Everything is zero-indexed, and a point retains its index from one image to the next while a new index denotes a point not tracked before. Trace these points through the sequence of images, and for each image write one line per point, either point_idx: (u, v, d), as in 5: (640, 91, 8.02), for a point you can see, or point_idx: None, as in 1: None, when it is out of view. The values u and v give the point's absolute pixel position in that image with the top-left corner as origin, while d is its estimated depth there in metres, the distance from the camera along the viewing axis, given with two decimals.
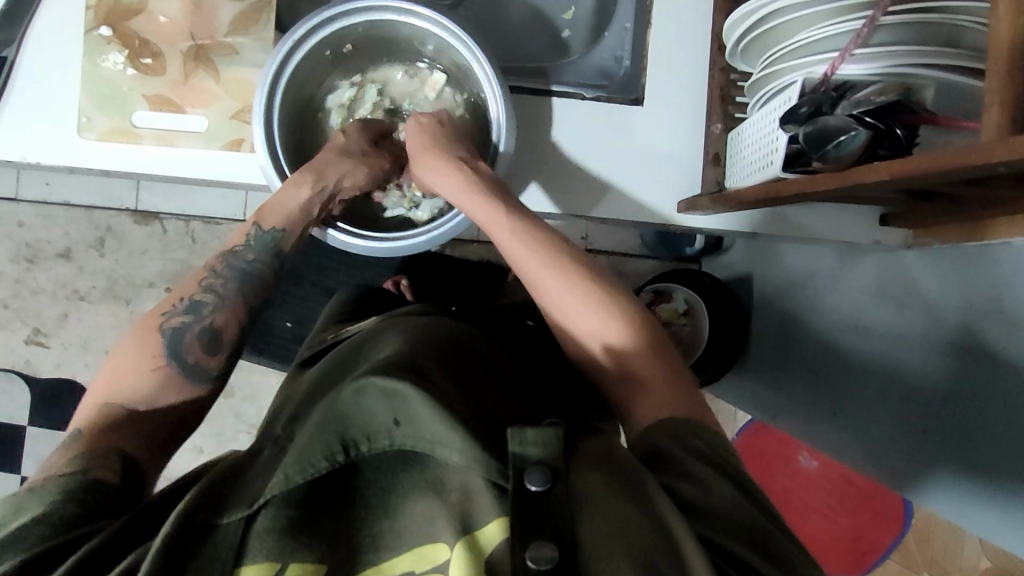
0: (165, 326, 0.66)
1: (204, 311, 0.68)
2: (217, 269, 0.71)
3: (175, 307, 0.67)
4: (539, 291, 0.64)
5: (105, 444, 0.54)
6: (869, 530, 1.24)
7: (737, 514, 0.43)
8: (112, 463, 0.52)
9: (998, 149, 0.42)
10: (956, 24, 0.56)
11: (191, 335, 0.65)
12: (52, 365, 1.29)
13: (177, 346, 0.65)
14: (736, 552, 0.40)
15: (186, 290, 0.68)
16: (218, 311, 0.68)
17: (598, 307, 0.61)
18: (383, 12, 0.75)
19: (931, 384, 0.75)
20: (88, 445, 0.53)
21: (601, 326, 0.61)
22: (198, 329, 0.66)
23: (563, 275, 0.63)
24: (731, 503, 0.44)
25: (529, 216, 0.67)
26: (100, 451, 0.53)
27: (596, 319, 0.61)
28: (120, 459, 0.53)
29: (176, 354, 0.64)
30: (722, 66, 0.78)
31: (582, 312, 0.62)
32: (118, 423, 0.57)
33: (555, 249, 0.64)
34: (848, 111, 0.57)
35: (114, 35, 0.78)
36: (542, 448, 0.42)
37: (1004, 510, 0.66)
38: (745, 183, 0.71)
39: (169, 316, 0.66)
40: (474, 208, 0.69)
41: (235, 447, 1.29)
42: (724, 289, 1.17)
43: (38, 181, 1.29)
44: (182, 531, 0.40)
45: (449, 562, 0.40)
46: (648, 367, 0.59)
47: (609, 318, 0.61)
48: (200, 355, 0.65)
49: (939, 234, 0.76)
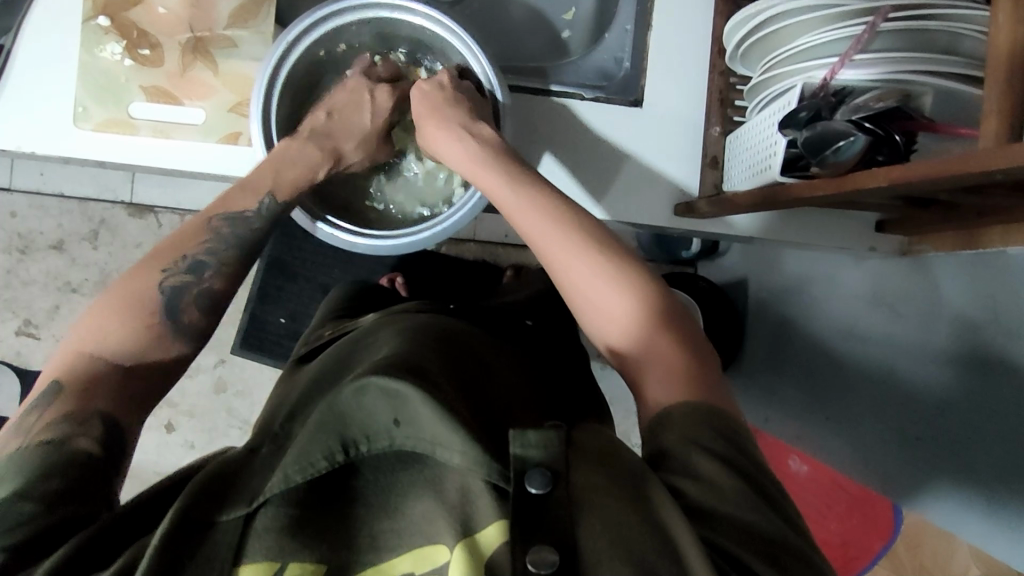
0: (163, 283, 0.63)
1: (205, 274, 0.66)
2: (218, 229, 0.69)
3: (176, 265, 0.65)
4: (546, 258, 0.64)
5: (87, 404, 0.52)
6: (858, 537, 1.25)
7: (745, 518, 0.42)
8: (94, 426, 0.51)
9: (992, 158, 0.42)
10: (954, 32, 0.56)
11: (190, 297, 0.64)
12: (42, 357, 1.28)
13: (173, 305, 0.63)
14: (743, 560, 0.40)
15: (189, 247, 0.67)
16: (218, 276, 0.67)
17: (609, 282, 0.60)
18: (378, 9, 0.75)
19: (925, 393, 0.75)
20: (71, 406, 0.51)
21: (620, 300, 0.59)
22: (196, 291, 0.65)
23: (583, 251, 0.62)
24: (738, 504, 0.43)
25: (549, 192, 0.66)
26: (84, 414, 0.51)
27: (615, 296, 0.60)
28: (102, 420, 0.51)
29: (171, 313, 0.62)
30: (722, 69, 0.78)
31: (600, 290, 0.60)
32: (102, 378, 0.55)
33: (566, 216, 0.64)
34: (847, 116, 0.57)
35: (112, 25, 0.77)
36: (542, 451, 0.42)
37: (998, 518, 0.67)
38: (744, 184, 0.70)
39: (168, 275, 0.64)
40: (486, 180, 0.69)
41: (226, 443, 1.28)
42: (719, 293, 1.18)
43: (33, 172, 1.28)
44: (181, 522, 0.40)
45: (449, 563, 0.39)
46: (670, 355, 0.56)
47: (626, 294, 0.60)
48: (195, 317, 0.63)
49: (935, 241, 0.77)
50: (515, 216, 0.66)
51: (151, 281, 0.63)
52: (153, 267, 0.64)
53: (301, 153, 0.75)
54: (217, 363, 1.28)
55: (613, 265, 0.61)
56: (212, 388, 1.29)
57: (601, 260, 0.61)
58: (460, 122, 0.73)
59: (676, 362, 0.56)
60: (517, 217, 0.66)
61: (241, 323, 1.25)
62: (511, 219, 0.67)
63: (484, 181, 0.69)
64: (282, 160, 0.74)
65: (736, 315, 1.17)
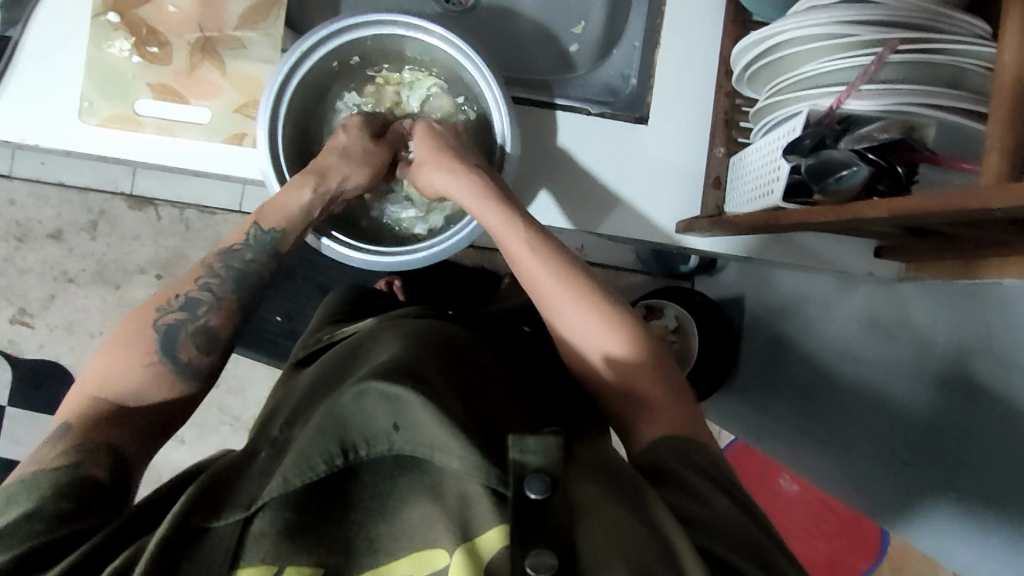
0: (157, 322, 0.63)
1: (200, 310, 0.65)
2: (212, 266, 0.69)
3: (169, 304, 0.65)
4: (534, 286, 0.64)
5: (94, 437, 0.53)
6: (845, 557, 1.24)
7: (733, 529, 0.43)
8: (103, 455, 0.51)
9: (991, 196, 0.43)
10: (960, 66, 0.57)
11: (185, 337, 0.63)
12: (35, 346, 1.28)
13: (171, 344, 0.62)
14: (736, 565, 0.39)
15: (182, 287, 0.66)
16: (214, 313, 0.66)
17: (593, 307, 0.62)
18: (393, 27, 0.75)
19: (914, 415, 0.75)
20: (80, 437, 0.52)
21: (600, 331, 0.61)
22: (192, 328, 0.64)
23: (568, 287, 0.63)
24: (732, 517, 0.44)
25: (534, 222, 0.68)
26: (91, 443, 0.52)
27: (594, 321, 0.61)
28: (110, 451, 0.52)
29: (168, 353, 0.62)
30: (728, 91, 0.80)
31: (585, 324, 0.61)
32: (109, 418, 0.56)
33: (552, 244, 0.66)
34: (851, 146, 0.58)
35: (121, 22, 0.77)
36: (543, 458, 0.40)
37: (986, 543, 0.67)
38: (747, 208, 0.70)
39: (164, 313, 0.64)
40: (479, 209, 0.69)
41: (216, 440, 1.28)
42: (714, 307, 1.17)
43: (34, 160, 1.28)
44: (178, 533, 0.41)
45: (449, 566, 0.39)
46: (649, 381, 0.59)
47: (610, 327, 0.61)
48: (193, 355, 0.63)
49: (933, 271, 0.76)
50: (505, 242, 0.67)
51: (147, 321, 0.63)
52: (153, 305, 0.65)
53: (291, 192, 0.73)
54: None
55: (599, 304, 0.62)
56: None
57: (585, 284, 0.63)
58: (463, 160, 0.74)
59: (655, 390, 0.59)
60: (506, 240, 0.67)
61: None
62: (501, 242, 0.68)
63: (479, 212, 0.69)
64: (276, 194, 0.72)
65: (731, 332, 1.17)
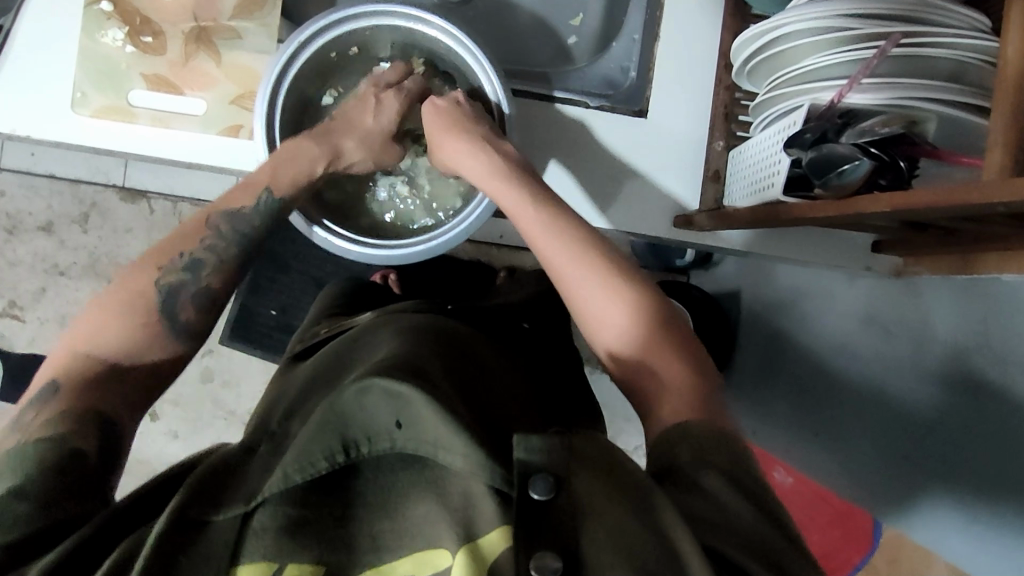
0: (160, 282, 0.63)
1: (202, 273, 0.65)
2: (218, 226, 0.68)
3: (173, 263, 0.65)
4: (548, 263, 0.64)
5: (84, 402, 0.52)
6: (836, 550, 1.27)
7: (748, 531, 0.42)
8: (91, 423, 0.50)
9: (996, 190, 0.42)
10: (962, 61, 0.57)
11: (187, 298, 0.63)
12: (26, 339, 1.27)
13: (171, 305, 0.62)
14: (744, 566, 0.39)
15: (189, 245, 0.66)
16: (216, 275, 0.66)
17: (607, 281, 0.61)
18: (392, 17, 0.75)
19: (914, 409, 0.75)
20: (70, 403, 0.51)
21: (613, 303, 0.60)
22: (194, 291, 0.64)
23: (580, 261, 0.62)
24: (746, 520, 0.43)
25: (560, 206, 0.66)
26: (79, 410, 0.51)
27: (606, 297, 0.60)
28: (98, 418, 0.51)
29: (168, 313, 0.62)
30: (728, 84, 0.79)
31: (597, 297, 0.60)
32: (98, 378, 0.55)
33: (566, 220, 0.65)
34: (853, 140, 0.57)
35: (114, 11, 0.76)
36: (545, 455, 0.42)
37: (980, 535, 0.68)
38: (746, 200, 0.71)
39: (166, 274, 0.64)
40: (495, 189, 0.69)
41: (211, 434, 1.27)
42: (711, 302, 1.19)
43: (24, 151, 1.26)
44: (176, 525, 0.40)
45: (452, 567, 0.38)
46: (662, 356, 0.57)
47: (624, 301, 0.60)
48: (192, 315, 0.63)
49: (931, 265, 0.77)
50: (523, 227, 0.66)
51: (150, 280, 0.63)
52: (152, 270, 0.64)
53: (302, 152, 0.74)
54: (204, 353, 1.27)
55: (608, 275, 0.61)
56: (198, 378, 1.27)
57: (599, 260, 0.62)
58: (466, 127, 0.74)
59: (670, 363, 0.57)
60: (519, 218, 0.67)
61: (229, 314, 1.24)
62: (512, 221, 0.68)
63: (494, 189, 0.69)
64: (281, 158, 0.73)
65: (727, 325, 1.17)
